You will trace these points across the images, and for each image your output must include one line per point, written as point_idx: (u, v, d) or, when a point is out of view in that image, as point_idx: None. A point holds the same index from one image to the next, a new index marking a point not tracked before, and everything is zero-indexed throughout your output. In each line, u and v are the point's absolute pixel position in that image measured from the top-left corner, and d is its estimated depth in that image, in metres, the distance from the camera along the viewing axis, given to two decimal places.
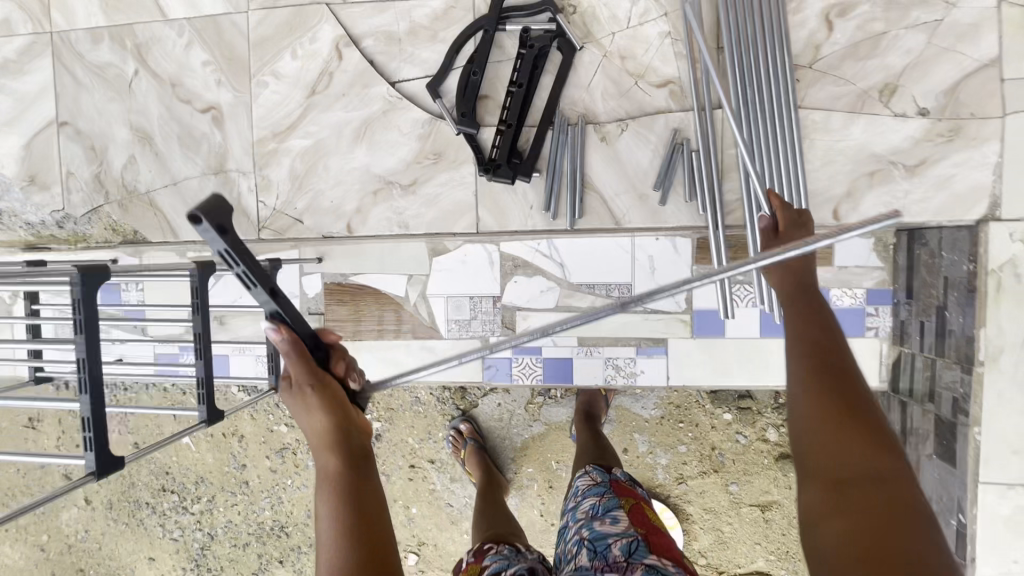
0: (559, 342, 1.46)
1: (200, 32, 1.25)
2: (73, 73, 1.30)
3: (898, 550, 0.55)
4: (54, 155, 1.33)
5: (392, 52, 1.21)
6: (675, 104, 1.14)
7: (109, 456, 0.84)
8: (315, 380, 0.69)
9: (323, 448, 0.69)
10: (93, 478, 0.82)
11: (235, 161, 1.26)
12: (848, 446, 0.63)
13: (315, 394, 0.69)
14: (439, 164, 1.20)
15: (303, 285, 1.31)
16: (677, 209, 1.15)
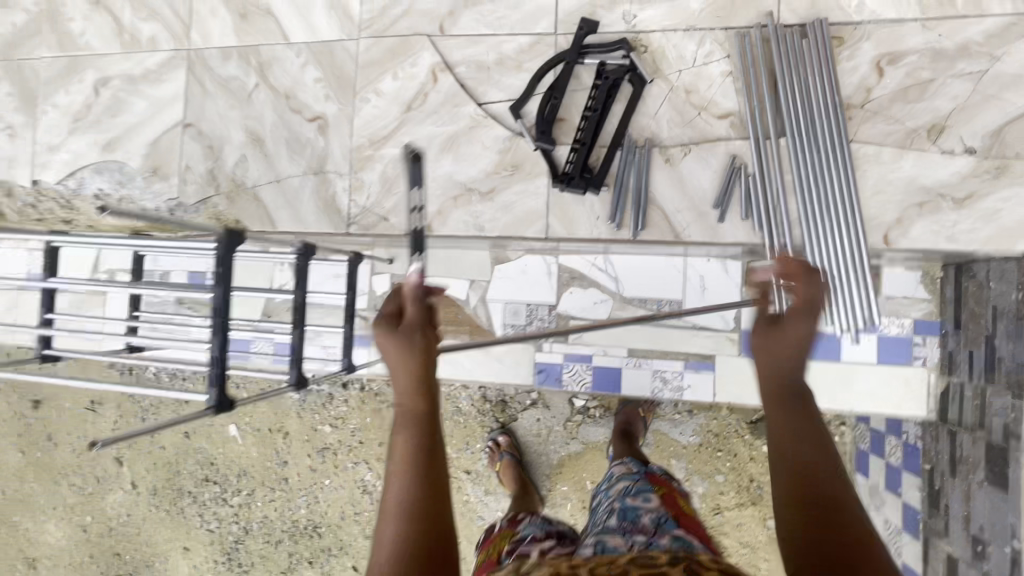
0: (609, 351, 1.55)
1: (316, 55, 1.45)
2: (203, 83, 1.51)
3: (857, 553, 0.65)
4: (176, 151, 1.53)
5: (481, 78, 1.37)
6: (734, 133, 1.26)
7: (225, 395, 0.95)
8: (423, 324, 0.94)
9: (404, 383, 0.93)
10: (212, 411, 0.93)
11: (334, 164, 1.42)
12: (804, 473, 0.73)
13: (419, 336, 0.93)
14: (515, 175, 1.33)
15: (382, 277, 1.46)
16: (735, 226, 1.24)
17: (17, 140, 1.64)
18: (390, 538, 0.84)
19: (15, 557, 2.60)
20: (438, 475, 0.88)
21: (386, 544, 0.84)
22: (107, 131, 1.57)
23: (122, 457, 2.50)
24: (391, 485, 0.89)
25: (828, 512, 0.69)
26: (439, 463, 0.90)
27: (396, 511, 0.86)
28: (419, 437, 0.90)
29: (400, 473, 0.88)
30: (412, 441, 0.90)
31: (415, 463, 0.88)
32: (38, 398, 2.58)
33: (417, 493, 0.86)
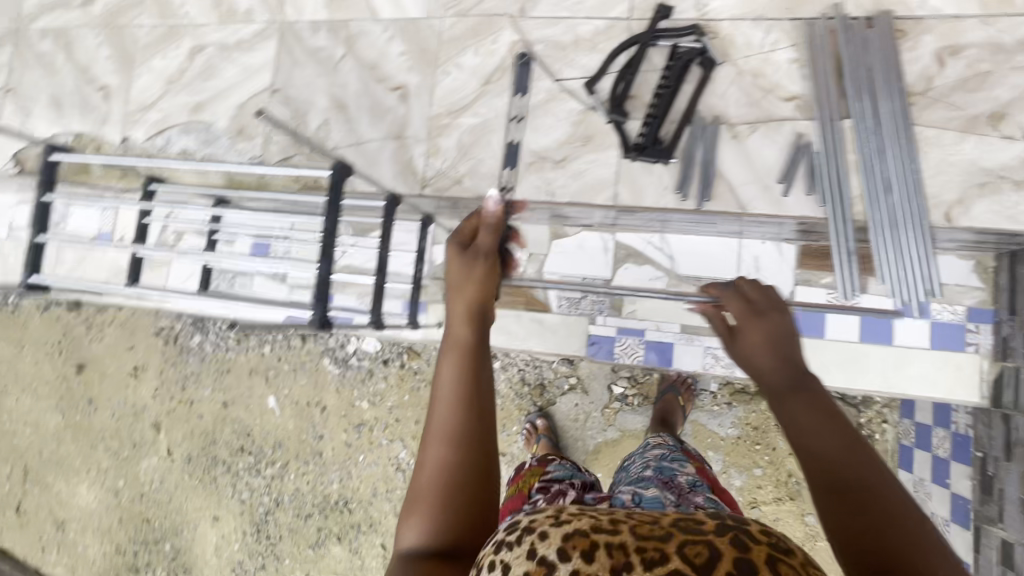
0: (662, 327, 1.60)
1: (401, 30, 1.55)
2: (293, 53, 1.62)
3: (849, 498, 0.72)
4: (262, 114, 1.63)
5: (557, 56, 1.46)
6: (800, 113, 1.33)
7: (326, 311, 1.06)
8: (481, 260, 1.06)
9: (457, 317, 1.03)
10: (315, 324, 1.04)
11: (413, 130, 1.51)
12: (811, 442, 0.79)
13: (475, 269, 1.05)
14: (587, 146, 1.41)
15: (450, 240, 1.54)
16: (799, 200, 1.30)
17: (111, 101, 1.75)
18: (436, 457, 0.90)
19: (44, 519, 2.64)
20: (479, 401, 0.95)
21: (431, 462, 0.90)
22: (197, 94, 1.68)
23: (160, 424, 2.55)
24: (435, 411, 0.95)
25: (832, 473, 0.75)
26: (480, 391, 0.96)
27: (441, 434, 0.92)
28: (465, 366, 0.98)
29: (446, 398, 0.95)
30: (455, 371, 0.97)
31: (459, 390, 0.95)
32: (83, 362, 2.64)
33: (460, 418, 0.93)
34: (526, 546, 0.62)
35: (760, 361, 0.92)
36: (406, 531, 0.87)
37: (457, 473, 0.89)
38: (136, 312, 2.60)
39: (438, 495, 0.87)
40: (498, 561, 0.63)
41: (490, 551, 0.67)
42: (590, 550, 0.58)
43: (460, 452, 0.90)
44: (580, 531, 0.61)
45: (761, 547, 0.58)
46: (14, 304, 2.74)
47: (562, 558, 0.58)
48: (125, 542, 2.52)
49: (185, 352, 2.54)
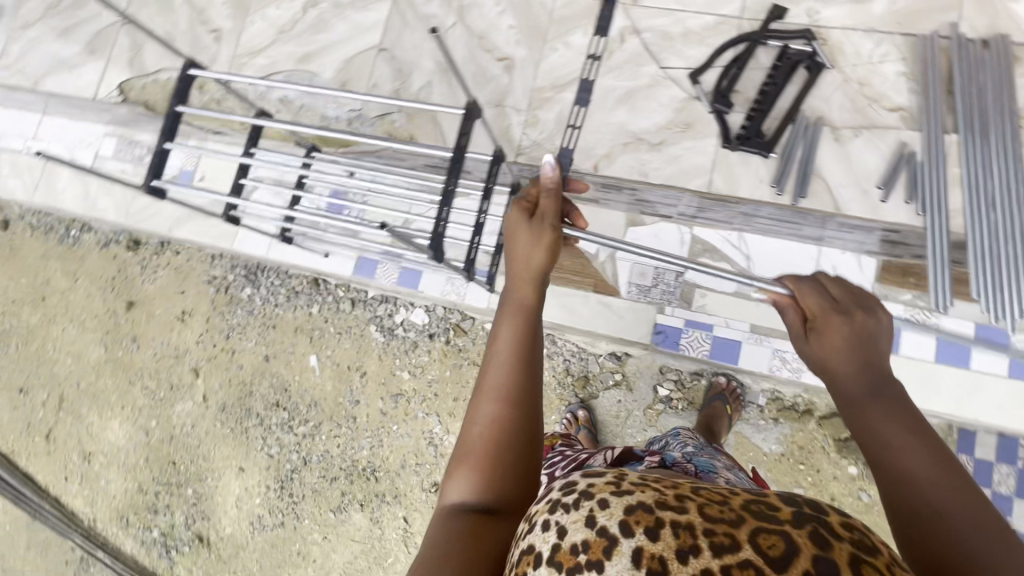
0: (733, 324, 1.64)
1: (514, 6, 1.60)
2: (404, 17, 1.68)
3: (921, 511, 0.64)
4: (366, 70, 1.68)
5: (665, 45, 1.50)
6: (905, 124, 1.36)
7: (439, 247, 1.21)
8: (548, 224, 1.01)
9: (518, 278, 0.97)
10: (431, 256, 1.20)
11: (514, 100, 1.56)
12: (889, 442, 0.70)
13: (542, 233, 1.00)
14: (685, 133, 1.45)
15: None
16: (898, 207, 1.32)
17: (222, 43, 1.83)
18: (486, 413, 0.82)
19: (73, 449, 2.67)
20: (534, 363, 0.87)
21: (481, 418, 0.82)
22: (306, 45, 1.75)
23: (199, 369, 2.57)
24: (489, 368, 0.87)
25: (898, 482, 0.67)
26: (535, 354, 0.89)
27: (494, 390, 0.83)
28: (523, 325, 0.91)
29: (501, 355, 0.87)
30: (512, 330, 0.90)
31: (515, 348, 0.87)
32: (133, 300, 2.68)
33: (514, 376, 0.85)
34: (585, 511, 0.55)
35: (838, 357, 0.81)
36: (453, 484, 0.79)
37: (508, 431, 0.80)
38: (191, 257, 2.63)
39: (487, 451, 0.78)
40: (551, 521, 0.57)
41: (542, 509, 0.60)
42: (656, 527, 0.51)
43: (513, 410, 0.81)
44: (646, 505, 0.54)
45: (845, 546, 0.48)
46: (73, 237, 2.76)
47: (625, 533, 0.51)
48: (148, 482, 2.54)
49: (234, 302, 2.55)
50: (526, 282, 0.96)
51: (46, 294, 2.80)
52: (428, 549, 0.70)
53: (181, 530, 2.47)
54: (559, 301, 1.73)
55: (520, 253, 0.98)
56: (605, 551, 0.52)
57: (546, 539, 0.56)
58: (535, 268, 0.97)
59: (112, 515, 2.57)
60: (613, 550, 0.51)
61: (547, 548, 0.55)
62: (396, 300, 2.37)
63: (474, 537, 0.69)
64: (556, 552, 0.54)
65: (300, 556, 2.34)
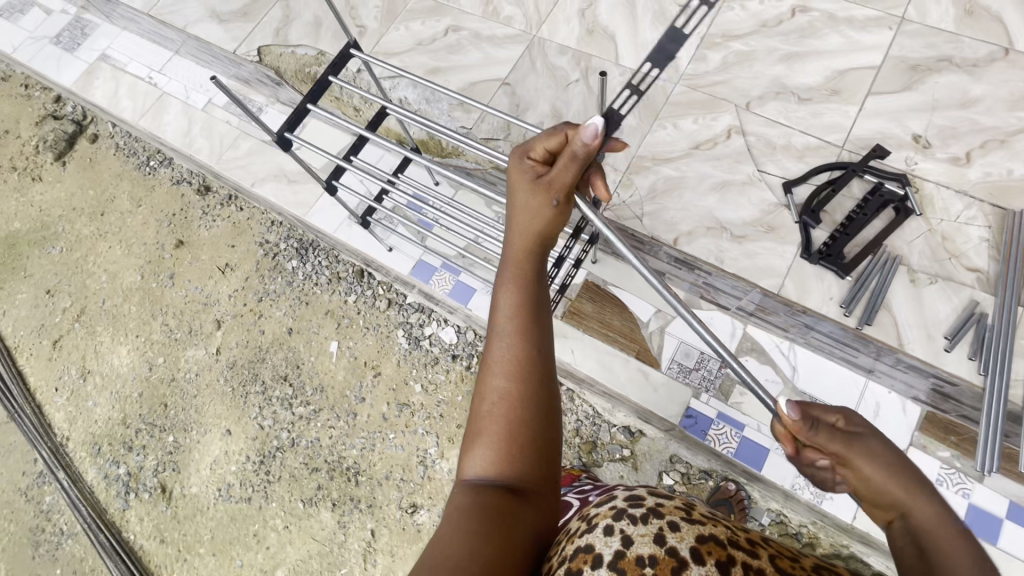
0: (763, 429, 1.59)
1: (636, 80, 1.74)
2: (534, 61, 1.83)
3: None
4: (486, 97, 1.81)
5: (766, 152, 1.60)
6: (980, 286, 1.40)
7: None
8: (546, 188, 0.90)
9: (520, 245, 0.89)
10: None
11: (614, 160, 1.66)
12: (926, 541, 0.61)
13: (539, 200, 0.90)
14: (768, 233, 1.51)
15: (609, 280, 1.80)
16: (960, 359, 1.34)
17: (364, 38, 2.00)
18: (497, 390, 0.79)
19: (74, 362, 2.67)
20: (544, 334, 0.84)
21: (491, 394, 0.79)
22: (438, 61, 1.90)
23: (222, 322, 2.59)
24: (495, 340, 0.84)
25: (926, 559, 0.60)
26: (546, 329, 0.85)
27: (503, 368, 0.80)
28: (525, 295, 0.86)
29: (505, 328, 0.83)
30: (514, 304, 0.85)
31: (519, 322, 0.83)
32: (183, 240, 2.76)
33: (527, 353, 0.81)
34: (655, 529, 0.70)
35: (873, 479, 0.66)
36: (472, 459, 0.77)
37: (520, 409, 0.78)
38: (252, 216, 2.73)
39: (503, 427, 0.76)
40: (618, 529, 0.71)
41: (605, 515, 0.75)
42: (726, 563, 0.66)
43: (525, 387, 0.79)
44: (716, 540, 0.69)
45: None
46: (151, 167, 2.90)
47: (696, 560, 0.66)
48: (134, 417, 2.50)
49: (277, 270, 2.61)
50: (530, 252, 0.89)
51: (106, 211, 2.90)
52: (445, 524, 0.69)
53: (147, 475, 2.40)
54: (598, 357, 1.74)
55: (518, 223, 0.90)
56: (673, 569, 0.66)
57: (610, 542, 0.70)
58: (537, 238, 0.90)
59: (86, 439, 2.52)
60: (681, 570, 0.65)
61: (609, 551, 0.69)
62: (430, 313, 2.40)
63: (504, 516, 0.69)
64: (620, 557, 0.68)
65: (255, 538, 2.24)
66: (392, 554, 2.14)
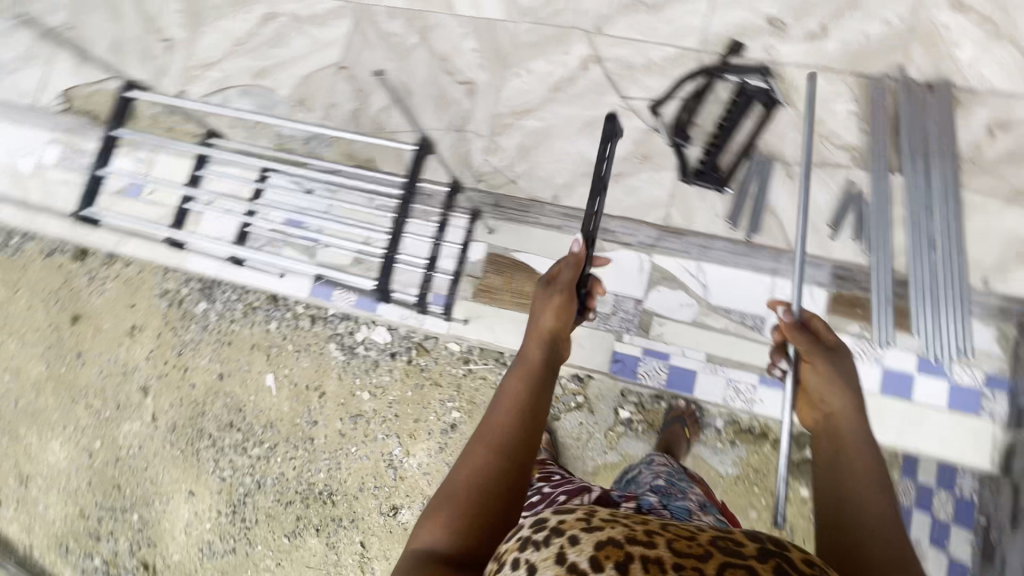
0: (688, 353, 1.61)
1: (477, 28, 1.59)
2: (365, 34, 1.64)
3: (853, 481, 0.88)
4: (326, 89, 1.64)
5: (625, 76, 1.51)
6: (854, 163, 1.39)
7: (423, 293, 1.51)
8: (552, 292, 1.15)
9: (534, 336, 1.11)
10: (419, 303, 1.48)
11: (475, 125, 1.54)
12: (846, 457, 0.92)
13: (546, 300, 1.13)
14: (644, 165, 1.46)
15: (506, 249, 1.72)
16: (845, 245, 1.36)
17: (175, 53, 1.75)
18: (479, 456, 0.90)
19: (9, 471, 2.52)
20: (535, 417, 0.97)
21: (472, 460, 0.91)
22: (262, 60, 1.69)
23: (149, 388, 2.46)
24: (495, 411, 0.99)
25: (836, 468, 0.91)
26: (538, 415, 0.98)
27: (491, 436, 0.93)
28: (527, 378, 1.03)
29: (505, 403, 0.98)
30: (516, 383, 1.02)
31: (516, 400, 0.98)
32: (78, 313, 2.55)
33: (508, 430, 0.93)
34: (555, 550, 0.62)
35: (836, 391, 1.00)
36: (431, 522, 0.84)
37: (493, 479, 0.88)
38: (142, 269, 2.52)
39: (470, 494, 0.85)
40: (523, 561, 0.64)
41: (511, 549, 0.68)
42: (625, 562, 0.58)
43: (504, 460, 0.89)
44: (615, 542, 0.61)
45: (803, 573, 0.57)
46: (13, 246, 2.62)
47: (595, 568, 0.58)
48: (90, 506, 2.40)
49: (187, 318, 2.45)
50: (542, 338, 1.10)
51: None
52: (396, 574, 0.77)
53: (125, 557, 2.35)
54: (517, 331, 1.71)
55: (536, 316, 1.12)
56: None
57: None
58: (547, 333, 1.10)
59: (51, 541, 2.43)
60: None
61: None
62: (357, 318, 2.33)
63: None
64: None
65: None
66: (386, 557, 2.18)
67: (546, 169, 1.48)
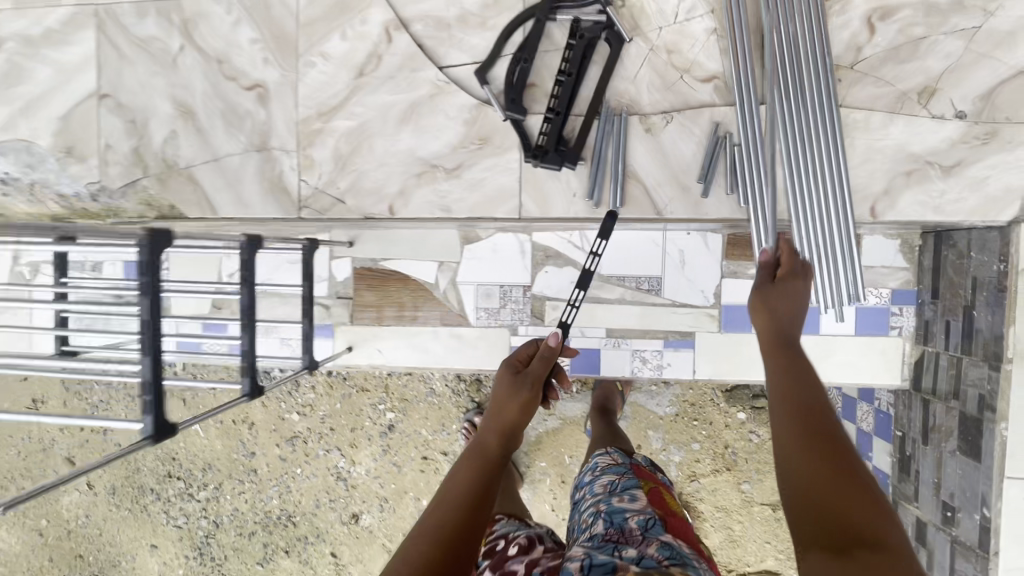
0: (588, 332, 1.49)
1: (248, 10, 1.25)
2: (118, 46, 1.29)
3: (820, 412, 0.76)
4: (92, 127, 1.32)
5: (440, 37, 1.22)
6: (719, 98, 1.18)
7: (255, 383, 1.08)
8: (521, 383, 1.11)
9: (491, 420, 1.08)
10: (246, 397, 1.06)
11: (278, 139, 1.26)
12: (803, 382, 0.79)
13: (511, 387, 1.11)
14: (483, 149, 1.22)
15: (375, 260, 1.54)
16: (719, 201, 1.18)
17: None
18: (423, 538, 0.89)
19: None
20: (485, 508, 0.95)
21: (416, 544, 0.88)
22: (4, 104, 1.34)
23: (74, 458, 2.32)
24: (447, 493, 0.97)
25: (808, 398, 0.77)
26: (486, 503, 0.96)
27: (439, 519, 0.92)
28: (482, 463, 1.02)
29: (459, 489, 0.97)
30: (471, 468, 1.01)
31: (470, 488, 0.97)
32: None
33: (457, 513, 0.93)
34: None
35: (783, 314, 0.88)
36: None
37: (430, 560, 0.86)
38: None
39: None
40: None
41: None
42: None
43: (448, 544, 0.88)
44: None
45: None
46: None
47: None
48: None
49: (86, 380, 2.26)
50: (505, 425, 1.06)
51: None
52: None
53: None
54: (406, 349, 1.56)
55: (496, 398, 1.11)
56: None
57: None
58: (508, 423, 1.06)
59: None
60: None
61: None
62: None
63: None
64: None
65: None
66: (360, 561, 2.21)
67: (374, 179, 1.24)
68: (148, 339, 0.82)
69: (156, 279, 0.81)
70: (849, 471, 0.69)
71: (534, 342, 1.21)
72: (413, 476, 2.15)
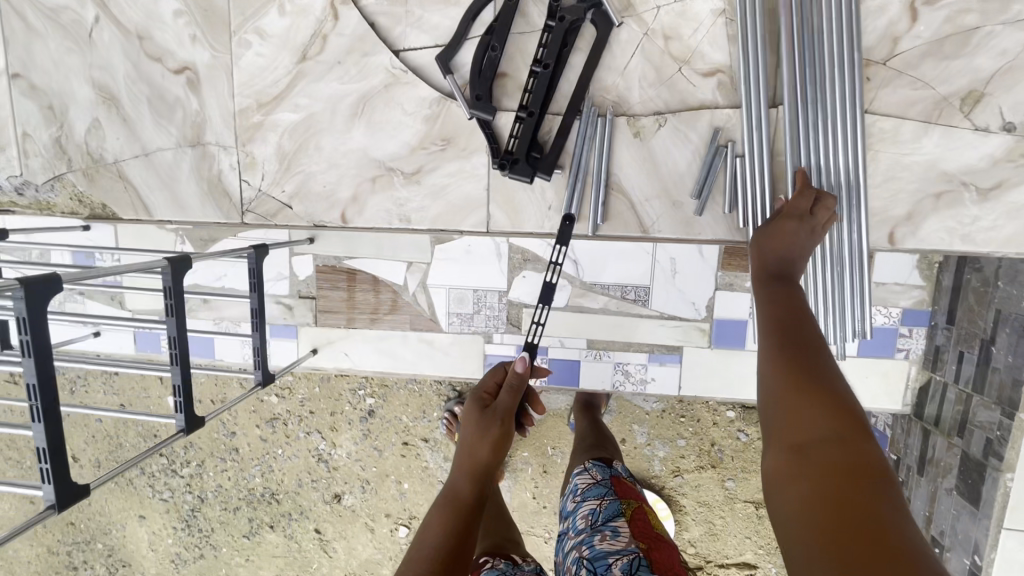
0: (567, 343, 1.38)
1: None
2: (22, 14, 1.10)
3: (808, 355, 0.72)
4: (4, 112, 1.14)
5: (397, 14, 1.03)
6: (723, 98, 1.00)
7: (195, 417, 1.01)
8: (490, 416, 1.00)
9: (461, 462, 0.97)
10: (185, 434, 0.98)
11: (215, 133, 1.10)
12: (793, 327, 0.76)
13: (480, 427, 0.98)
14: (446, 151, 1.06)
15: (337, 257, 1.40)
16: (715, 220, 1.03)
17: None
18: None
19: None
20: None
21: None
22: None
23: None
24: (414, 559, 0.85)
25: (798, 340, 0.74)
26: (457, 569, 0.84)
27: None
28: (452, 519, 0.90)
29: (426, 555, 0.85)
30: (440, 530, 0.88)
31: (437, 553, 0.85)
32: None
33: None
34: None
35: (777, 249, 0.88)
36: None
37: None
38: None
39: None
40: None
41: None
42: None
43: None
44: None
45: None
46: None
47: None
48: None
49: None
50: (475, 463, 0.96)
51: None
52: None
53: None
54: (375, 352, 1.47)
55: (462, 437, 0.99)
56: None
57: None
58: (480, 466, 0.96)
59: None
60: None
61: None
62: None
63: None
64: None
65: None
66: (344, 536, 2.00)
67: (327, 181, 1.10)
68: (38, 404, 0.72)
69: (43, 337, 0.71)
70: (836, 406, 0.65)
71: (501, 369, 1.10)
72: (394, 461, 1.89)
